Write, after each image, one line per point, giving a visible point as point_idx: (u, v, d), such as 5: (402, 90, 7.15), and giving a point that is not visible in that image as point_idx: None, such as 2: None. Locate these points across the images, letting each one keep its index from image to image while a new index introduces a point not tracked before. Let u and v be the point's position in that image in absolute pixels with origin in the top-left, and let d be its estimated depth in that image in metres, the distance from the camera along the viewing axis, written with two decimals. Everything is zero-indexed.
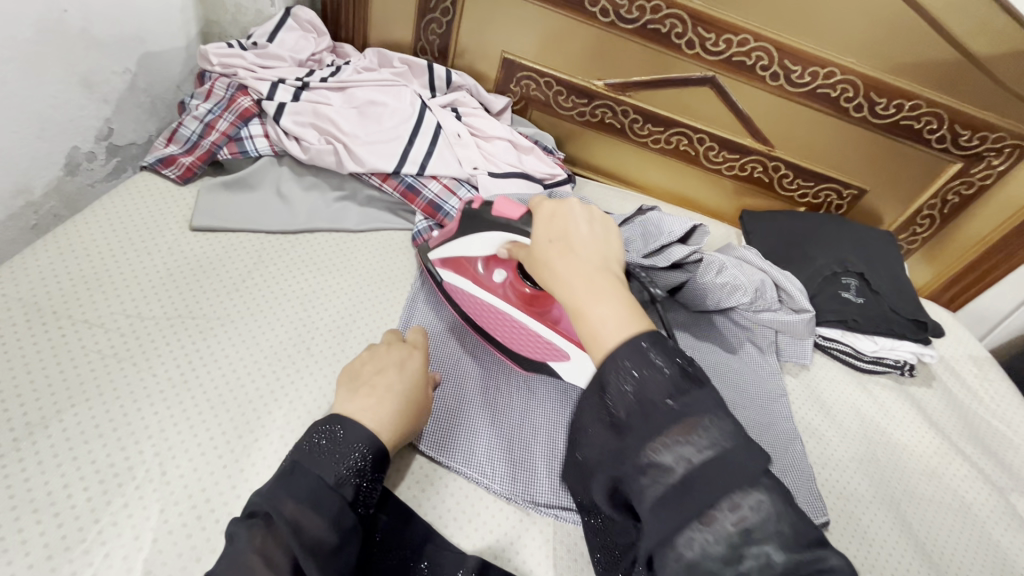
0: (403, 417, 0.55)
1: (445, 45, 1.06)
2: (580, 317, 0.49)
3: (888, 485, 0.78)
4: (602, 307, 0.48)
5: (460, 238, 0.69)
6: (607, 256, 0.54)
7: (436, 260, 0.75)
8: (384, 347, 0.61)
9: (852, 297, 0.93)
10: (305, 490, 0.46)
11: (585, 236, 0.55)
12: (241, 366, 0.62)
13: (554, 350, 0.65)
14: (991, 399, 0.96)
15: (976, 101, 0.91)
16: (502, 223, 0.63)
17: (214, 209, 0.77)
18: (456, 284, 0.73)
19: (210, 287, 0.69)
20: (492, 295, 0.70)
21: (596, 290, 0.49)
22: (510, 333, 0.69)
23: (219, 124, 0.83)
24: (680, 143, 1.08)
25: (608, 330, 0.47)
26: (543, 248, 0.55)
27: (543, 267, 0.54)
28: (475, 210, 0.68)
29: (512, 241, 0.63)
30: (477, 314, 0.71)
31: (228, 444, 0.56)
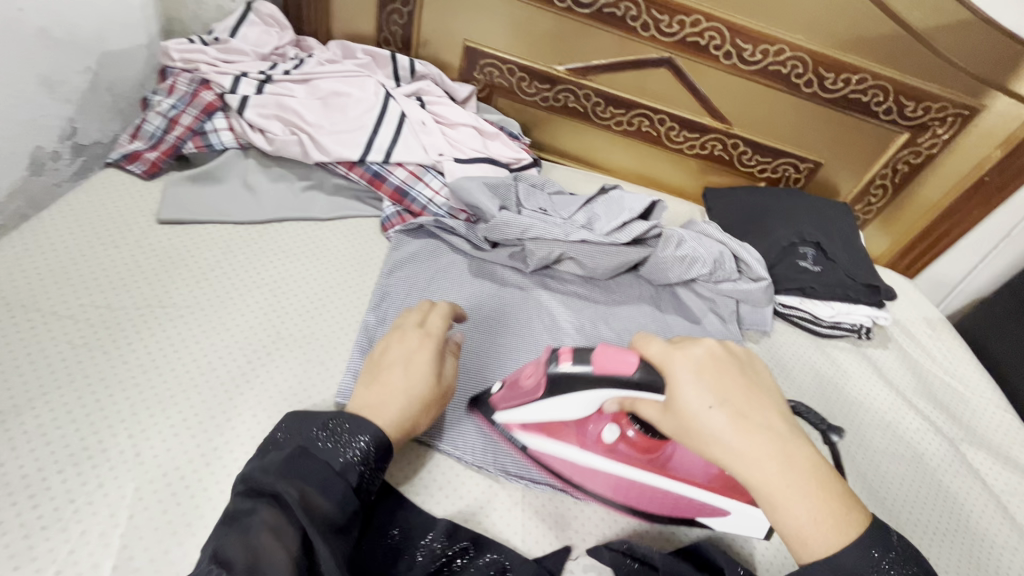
0: (406, 416, 0.55)
1: (407, 36, 1.07)
2: (773, 509, 0.46)
3: (842, 441, 0.82)
4: (800, 503, 0.45)
5: (552, 406, 0.59)
6: (779, 413, 0.49)
7: (515, 425, 0.64)
8: (394, 339, 0.60)
9: (809, 266, 0.97)
10: (316, 476, 0.48)
11: (751, 396, 0.48)
12: (212, 350, 0.64)
13: (704, 506, 0.61)
14: (944, 357, 1.01)
15: (917, 72, 0.95)
16: (612, 380, 0.54)
17: (180, 202, 0.78)
18: (553, 451, 0.63)
19: (179, 278, 0.70)
20: (603, 458, 0.62)
21: (785, 476, 0.45)
22: (638, 494, 0.62)
23: (182, 119, 0.84)
24: (642, 124, 1.11)
25: (813, 535, 0.44)
26: (702, 420, 0.47)
27: (708, 443, 0.47)
28: (566, 366, 0.57)
29: (626, 399, 0.55)
30: (590, 482, 0.63)
31: (201, 424, 0.58)
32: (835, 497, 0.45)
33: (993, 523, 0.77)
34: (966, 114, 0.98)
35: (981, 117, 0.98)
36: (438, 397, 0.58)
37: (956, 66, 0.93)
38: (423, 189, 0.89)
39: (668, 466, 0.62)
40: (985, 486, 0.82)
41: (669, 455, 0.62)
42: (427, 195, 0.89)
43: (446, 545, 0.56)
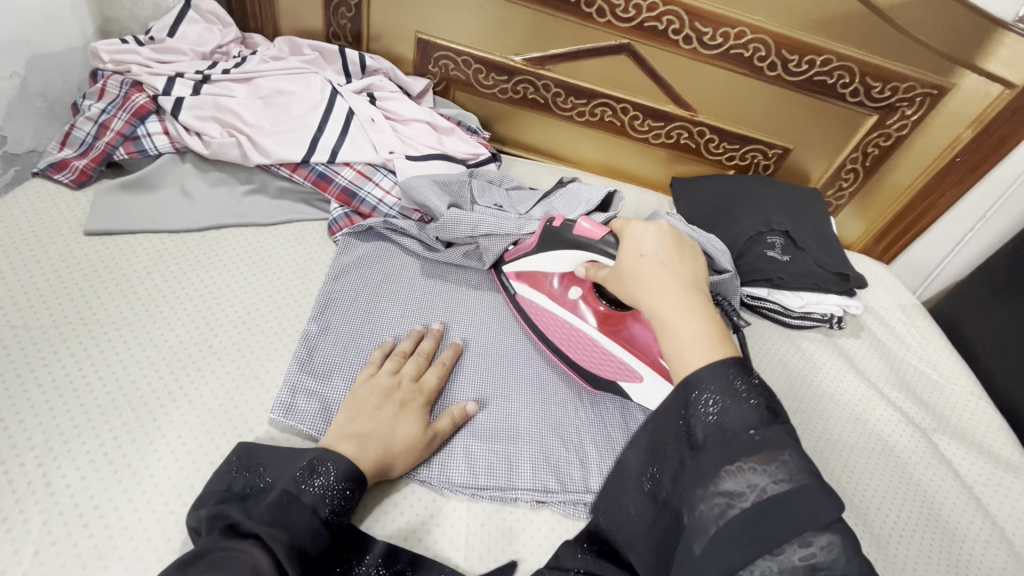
0: (384, 461, 0.56)
1: (357, 29, 1.03)
2: (665, 332, 0.52)
3: (815, 434, 0.80)
4: (685, 326, 0.50)
5: (538, 256, 0.73)
6: (697, 277, 0.57)
7: (512, 272, 0.78)
8: (388, 384, 0.62)
9: (777, 256, 0.94)
10: (301, 523, 0.47)
11: (674, 254, 0.58)
12: (137, 369, 0.61)
13: (626, 368, 0.69)
14: (918, 344, 0.98)
15: (883, 51, 0.92)
16: (582, 243, 0.67)
17: (110, 212, 0.75)
18: (532, 297, 0.76)
19: (106, 293, 0.67)
20: (566, 310, 0.73)
21: (681, 304, 0.52)
22: (584, 352, 0.71)
23: (113, 124, 0.80)
24: (605, 114, 1.08)
25: (691, 350, 0.49)
26: (634, 262, 0.57)
27: (633, 280, 0.56)
28: (557, 227, 0.71)
29: (591, 261, 0.67)
30: (548, 327, 0.75)
31: (119, 449, 0.55)
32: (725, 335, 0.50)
33: (966, 517, 0.75)
34: (935, 94, 0.94)
35: (950, 97, 0.95)
36: (422, 447, 0.59)
37: (924, 44, 0.90)
38: (372, 190, 0.85)
39: (618, 337, 0.70)
40: (958, 478, 0.79)
41: (626, 330, 0.70)
42: (377, 195, 0.85)
43: (385, 569, 0.52)
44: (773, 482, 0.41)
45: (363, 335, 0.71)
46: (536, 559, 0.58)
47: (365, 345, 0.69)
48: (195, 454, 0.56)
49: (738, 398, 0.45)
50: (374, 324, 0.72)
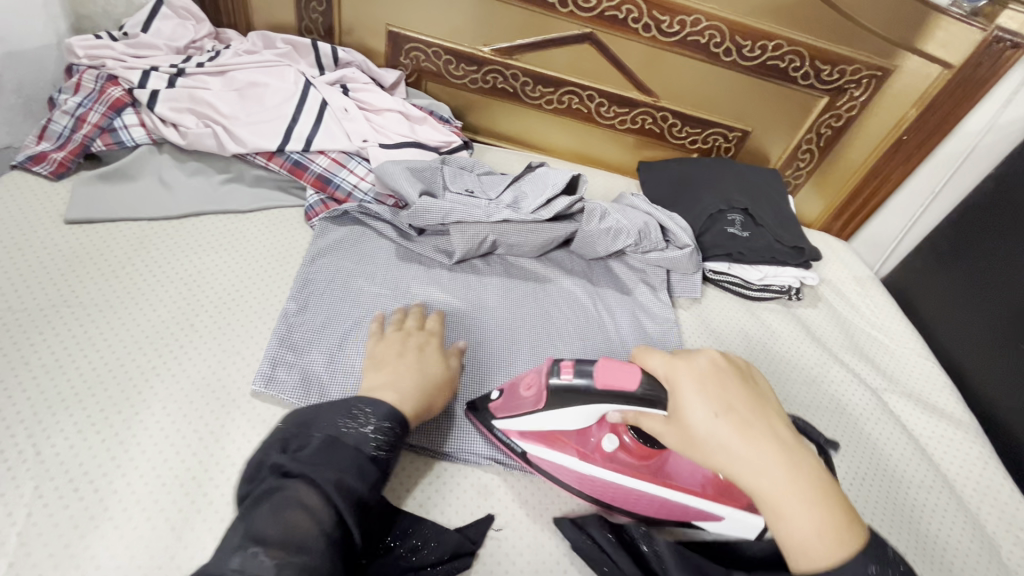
0: (423, 397, 0.60)
1: (329, 24, 1.06)
2: (774, 516, 0.46)
3: (827, 408, 0.85)
4: (805, 514, 0.45)
5: (553, 415, 0.61)
6: (779, 423, 0.50)
7: (514, 431, 0.64)
8: (405, 334, 0.68)
9: (737, 232, 0.99)
10: (348, 461, 0.50)
11: (750, 405, 0.50)
12: (121, 347, 0.63)
13: (696, 512, 0.61)
14: (871, 312, 1.04)
15: (830, 36, 0.97)
16: (613, 396, 0.55)
17: (90, 201, 0.77)
18: (548, 459, 0.63)
19: (87, 277, 0.69)
20: (599, 466, 0.62)
21: (786, 481, 0.46)
22: (642, 504, 0.62)
23: (89, 116, 0.82)
24: (573, 102, 1.12)
25: (814, 545, 0.45)
26: (709, 427, 0.48)
27: (716, 451, 0.48)
28: (569, 380, 0.58)
29: (626, 411, 0.56)
30: (584, 486, 0.63)
31: (106, 420, 0.57)
32: (838, 503, 0.47)
33: (913, 466, 0.80)
34: (880, 75, 1.00)
35: (894, 78, 1.00)
36: (448, 381, 0.64)
37: (868, 29, 0.95)
38: (347, 176, 0.88)
39: (668, 476, 0.62)
40: (906, 431, 0.85)
41: (663, 464, 0.63)
42: (352, 181, 0.89)
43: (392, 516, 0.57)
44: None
45: (341, 312, 0.74)
46: (510, 513, 0.63)
47: (343, 320, 0.73)
48: (180, 423, 0.59)
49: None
50: (352, 300, 0.76)
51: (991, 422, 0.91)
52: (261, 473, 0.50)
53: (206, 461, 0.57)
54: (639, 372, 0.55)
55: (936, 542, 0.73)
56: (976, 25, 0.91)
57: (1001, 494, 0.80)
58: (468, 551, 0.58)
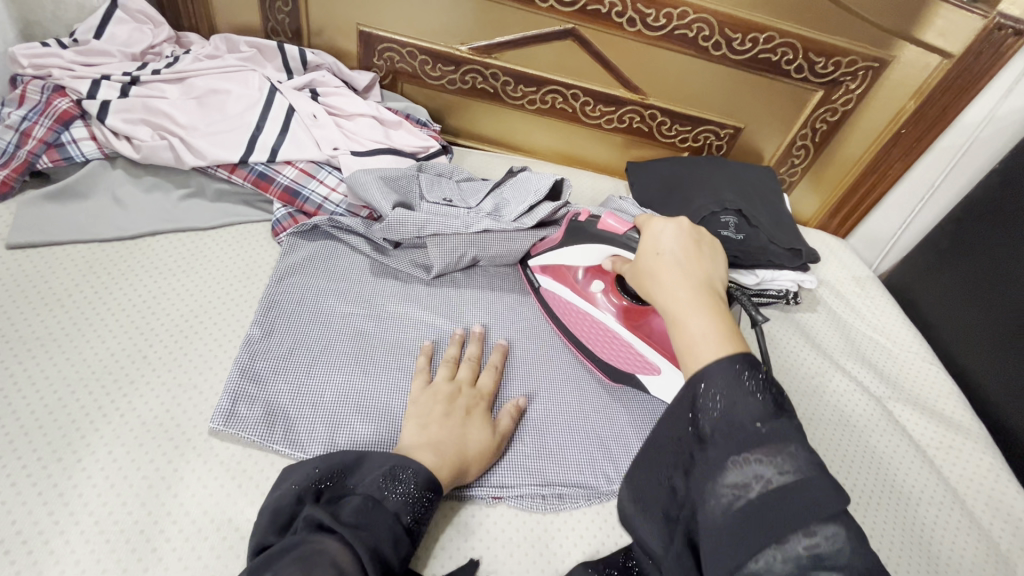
0: (460, 472, 0.57)
1: (297, 25, 1.00)
2: (675, 327, 0.48)
3: (844, 426, 0.81)
4: (698, 323, 0.46)
5: (565, 249, 0.74)
6: (712, 278, 0.52)
7: (538, 266, 0.80)
8: (455, 396, 0.63)
9: (732, 234, 0.93)
10: (386, 529, 0.48)
11: (693, 255, 0.54)
12: (64, 385, 0.58)
13: (645, 362, 0.71)
14: (872, 314, 1.00)
15: (824, 26, 0.92)
16: (608, 237, 0.68)
17: (34, 223, 0.71)
18: (556, 289, 0.78)
19: (30, 309, 0.63)
20: (589, 304, 0.75)
21: (693, 301, 0.48)
22: (603, 342, 0.74)
23: (34, 131, 0.76)
24: (556, 101, 1.07)
25: (700, 348, 0.45)
26: (650, 260, 0.54)
27: (648, 277, 0.53)
28: (583, 222, 0.75)
29: (617, 255, 0.68)
30: (571, 320, 0.76)
31: (45, 469, 0.52)
32: (732, 331, 0.46)
33: (919, 479, 0.76)
34: (876, 66, 0.95)
35: (892, 69, 0.96)
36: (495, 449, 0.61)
37: (864, 18, 0.90)
38: (316, 188, 0.83)
39: (643, 332, 0.71)
40: (914, 444, 0.81)
41: (649, 324, 0.71)
42: (322, 193, 0.83)
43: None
44: (780, 476, 0.38)
45: (310, 337, 0.69)
46: (493, 553, 0.58)
47: (312, 346, 0.68)
48: (129, 470, 0.54)
49: (745, 391, 0.41)
50: (324, 323, 0.71)
51: (999, 428, 0.87)
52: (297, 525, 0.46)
53: (156, 512, 0.52)
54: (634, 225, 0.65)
55: (948, 564, 0.69)
56: (978, 12, 0.86)
57: (1014, 508, 0.76)
58: None
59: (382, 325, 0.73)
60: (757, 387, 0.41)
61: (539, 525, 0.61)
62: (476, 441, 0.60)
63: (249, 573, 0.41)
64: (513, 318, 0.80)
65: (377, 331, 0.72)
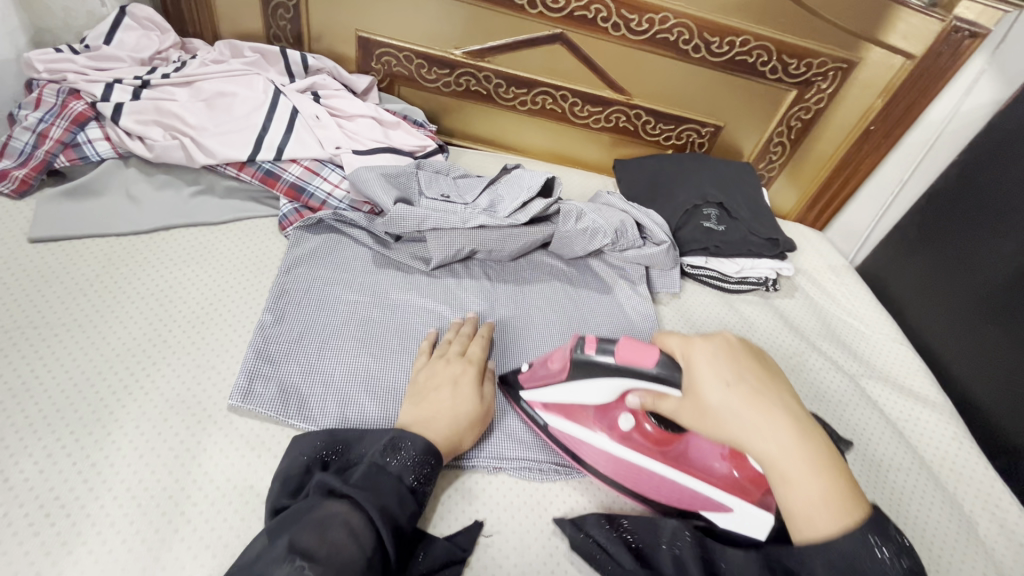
0: (455, 436, 0.61)
1: (297, 31, 1.05)
2: (785, 487, 0.48)
3: (822, 401, 0.86)
4: (813, 487, 0.47)
5: (574, 387, 0.63)
6: (791, 400, 0.52)
7: (537, 403, 0.69)
8: (443, 362, 0.68)
9: (713, 226, 1.00)
10: (390, 491, 0.52)
11: (764, 381, 0.52)
12: (90, 367, 0.62)
13: (708, 501, 0.61)
14: (847, 299, 1.06)
15: (795, 31, 0.99)
16: (631, 372, 0.57)
17: (53, 218, 0.75)
18: (568, 430, 0.67)
19: (54, 297, 0.67)
20: (614, 442, 0.65)
21: (796, 453, 0.48)
22: (648, 484, 0.64)
23: (52, 132, 0.80)
24: (547, 102, 1.12)
25: (822, 515, 0.47)
26: (720, 395, 0.50)
27: (724, 419, 0.49)
28: (590, 355, 0.60)
29: (649, 390, 0.58)
30: (601, 465, 0.65)
31: (77, 442, 0.56)
32: (838, 476, 0.48)
33: (890, 448, 0.82)
34: (845, 67, 1.02)
35: (860, 70, 1.02)
36: (480, 418, 0.65)
37: (832, 22, 0.97)
38: (320, 184, 0.87)
39: (686, 460, 0.63)
40: (883, 415, 0.87)
41: (684, 450, 0.63)
42: (326, 189, 0.88)
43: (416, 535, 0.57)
44: None
45: (318, 322, 0.73)
46: (496, 515, 0.63)
47: (320, 330, 0.72)
48: (156, 442, 0.58)
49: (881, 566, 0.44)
50: (329, 310, 0.75)
51: (962, 401, 0.94)
52: (311, 492, 0.51)
53: (183, 479, 0.56)
54: (656, 352, 0.56)
55: (916, 522, 0.74)
56: (936, 16, 0.93)
57: (976, 472, 0.82)
58: (459, 559, 0.58)
59: (385, 311, 0.77)
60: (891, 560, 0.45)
61: (536, 492, 0.66)
62: (474, 416, 0.64)
63: (271, 532, 0.47)
64: (509, 303, 0.85)
65: (380, 318, 0.76)
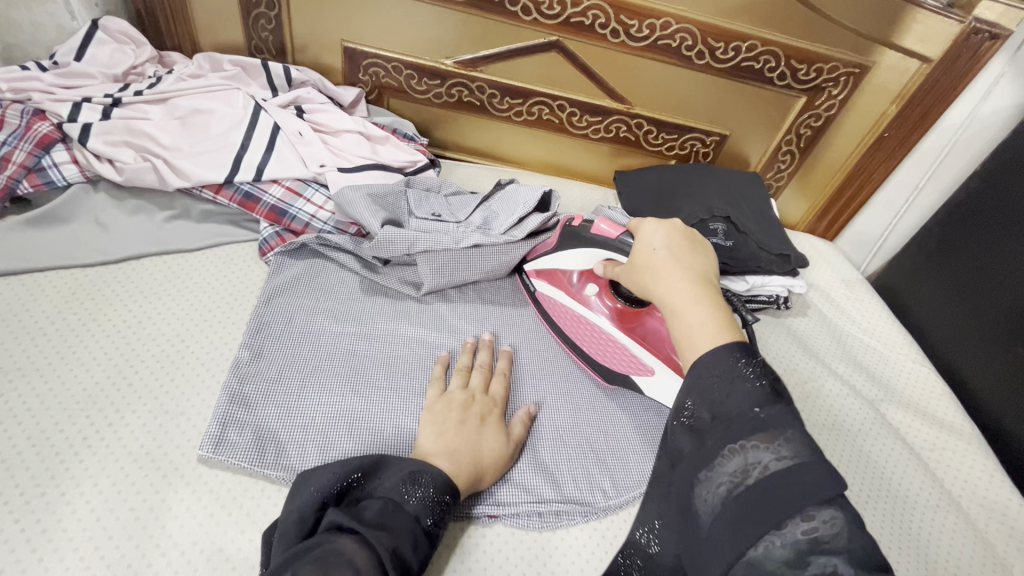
0: (474, 479, 0.58)
1: (281, 42, 1.00)
2: (674, 317, 0.50)
3: (842, 430, 0.81)
4: (698, 312, 0.49)
5: (561, 253, 0.76)
6: (709, 273, 0.54)
7: (532, 271, 0.81)
8: (467, 403, 0.64)
9: (721, 241, 0.93)
10: (406, 530, 0.49)
11: (689, 250, 0.55)
12: (46, 416, 0.57)
13: (641, 364, 0.72)
14: (862, 316, 1.01)
15: (804, 35, 0.93)
16: (601, 242, 0.70)
17: (15, 250, 0.70)
18: (551, 293, 0.79)
19: (11, 338, 0.62)
20: (585, 307, 0.76)
21: (690, 293, 0.50)
22: (597, 345, 0.75)
23: (14, 156, 0.75)
24: (543, 112, 1.07)
25: (698, 338, 0.48)
26: (647, 253, 0.56)
27: (645, 272, 0.55)
28: (575, 227, 0.75)
29: (609, 260, 0.69)
30: (566, 324, 0.77)
31: (28, 504, 0.51)
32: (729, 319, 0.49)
33: (914, 483, 0.76)
34: (858, 72, 0.97)
35: (873, 75, 0.97)
36: (506, 453, 0.62)
37: (844, 25, 0.91)
38: (303, 206, 0.82)
39: (636, 333, 0.73)
40: (907, 445, 0.81)
41: (641, 329, 0.73)
42: (309, 211, 0.83)
43: None
44: (777, 461, 0.39)
45: (301, 358, 0.68)
46: (491, 575, 0.58)
47: (302, 367, 0.67)
48: (115, 502, 0.53)
49: (742, 377, 0.44)
50: (316, 343, 0.70)
51: (991, 428, 0.88)
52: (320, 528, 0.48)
53: (144, 544, 0.51)
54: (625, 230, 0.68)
55: (944, 565, 0.69)
56: (954, 17, 0.87)
57: (1009, 509, 0.76)
58: None
59: (373, 343, 0.72)
60: (757, 375, 0.44)
61: (537, 548, 0.61)
62: (502, 456, 0.61)
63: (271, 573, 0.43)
64: (510, 333, 0.79)
65: (368, 350, 0.71)
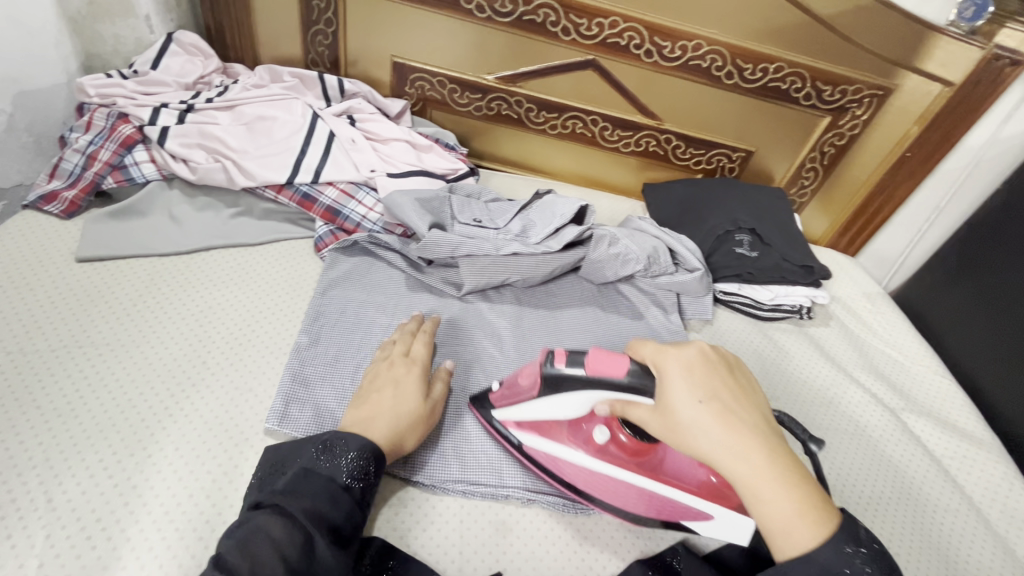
0: (396, 436, 0.58)
1: (335, 56, 1.07)
2: (754, 503, 0.46)
3: (864, 436, 0.84)
4: (783, 499, 0.46)
5: (544, 406, 0.62)
6: (763, 414, 0.50)
7: (510, 422, 0.66)
8: (388, 367, 0.65)
9: (746, 252, 0.98)
10: (321, 492, 0.50)
11: (732, 391, 0.50)
12: (132, 387, 0.63)
13: (688, 509, 0.60)
14: (886, 330, 1.03)
15: (831, 57, 0.98)
16: (599, 382, 0.57)
17: (100, 239, 0.77)
18: (542, 448, 0.65)
19: (99, 315, 0.69)
20: (591, 458, 0.63)
21: (766, 469, 0.46)
22: (623, 494, 0.63)
23: (101, 154, 0.82)
24: (577, 126, 1.13)
25: (795, 530, 0.45)
26: (689, 413, 0.49)
27: (691, 434, 0.48)
28: (560, 367, 0.59)
29: (614, 400, 0.57)
30: (577, 480, 0.64)
31: (119, 463, 0.57)
32: (814, 495, 0.46)
33: (936, 490, 0.79)
34: (881, 94, 1.01)
35: (896, 96, 1.01)
36: (426, 416, 0.62)
37: (867, 49, 0.96)
38: (355, 207, 0.88)
39: (658, 469, 0.62)
40: (928, 453, 0.83)
41: (658, 459, 0.63)
42: (361, 212, 0.89)
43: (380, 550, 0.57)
44: None
45: (353, 344, 0.73)
46: (531, 552, 0.61)
47: (355, 354, 0.72)
48: (195, 465, 0.58)
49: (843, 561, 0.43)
50: (366, 331, 0.75)
51: (1011, 440, 0.90)
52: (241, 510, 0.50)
53: (221, 504, 0.56)
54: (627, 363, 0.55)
55: (963, 567, 0.71)
56: (976, 43, 0.91)
57: None
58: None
59: None
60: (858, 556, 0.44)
61: (570, 529, 0.64)
62: (418, 414, 0.61)
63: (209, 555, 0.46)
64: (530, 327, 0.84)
65: None
